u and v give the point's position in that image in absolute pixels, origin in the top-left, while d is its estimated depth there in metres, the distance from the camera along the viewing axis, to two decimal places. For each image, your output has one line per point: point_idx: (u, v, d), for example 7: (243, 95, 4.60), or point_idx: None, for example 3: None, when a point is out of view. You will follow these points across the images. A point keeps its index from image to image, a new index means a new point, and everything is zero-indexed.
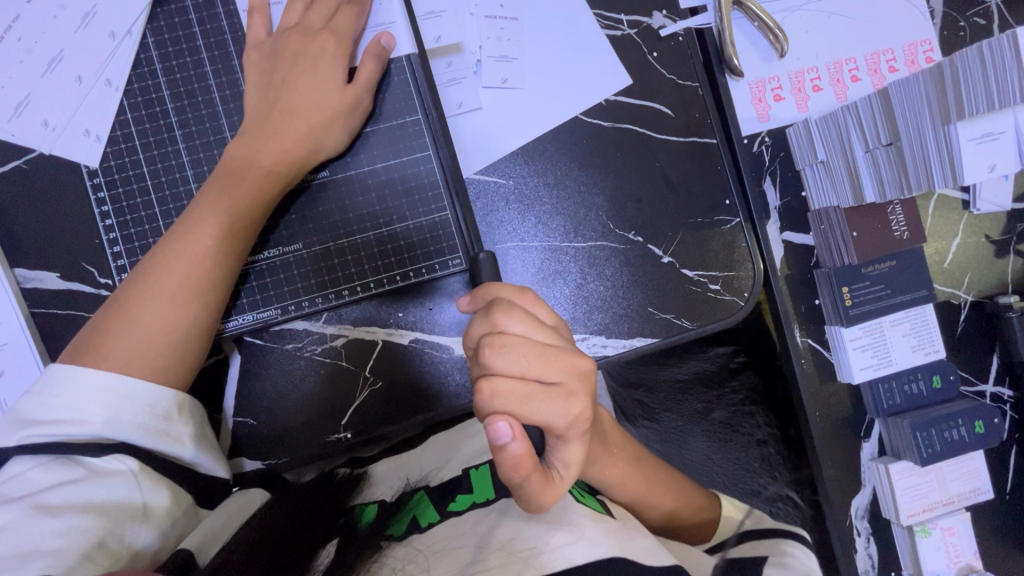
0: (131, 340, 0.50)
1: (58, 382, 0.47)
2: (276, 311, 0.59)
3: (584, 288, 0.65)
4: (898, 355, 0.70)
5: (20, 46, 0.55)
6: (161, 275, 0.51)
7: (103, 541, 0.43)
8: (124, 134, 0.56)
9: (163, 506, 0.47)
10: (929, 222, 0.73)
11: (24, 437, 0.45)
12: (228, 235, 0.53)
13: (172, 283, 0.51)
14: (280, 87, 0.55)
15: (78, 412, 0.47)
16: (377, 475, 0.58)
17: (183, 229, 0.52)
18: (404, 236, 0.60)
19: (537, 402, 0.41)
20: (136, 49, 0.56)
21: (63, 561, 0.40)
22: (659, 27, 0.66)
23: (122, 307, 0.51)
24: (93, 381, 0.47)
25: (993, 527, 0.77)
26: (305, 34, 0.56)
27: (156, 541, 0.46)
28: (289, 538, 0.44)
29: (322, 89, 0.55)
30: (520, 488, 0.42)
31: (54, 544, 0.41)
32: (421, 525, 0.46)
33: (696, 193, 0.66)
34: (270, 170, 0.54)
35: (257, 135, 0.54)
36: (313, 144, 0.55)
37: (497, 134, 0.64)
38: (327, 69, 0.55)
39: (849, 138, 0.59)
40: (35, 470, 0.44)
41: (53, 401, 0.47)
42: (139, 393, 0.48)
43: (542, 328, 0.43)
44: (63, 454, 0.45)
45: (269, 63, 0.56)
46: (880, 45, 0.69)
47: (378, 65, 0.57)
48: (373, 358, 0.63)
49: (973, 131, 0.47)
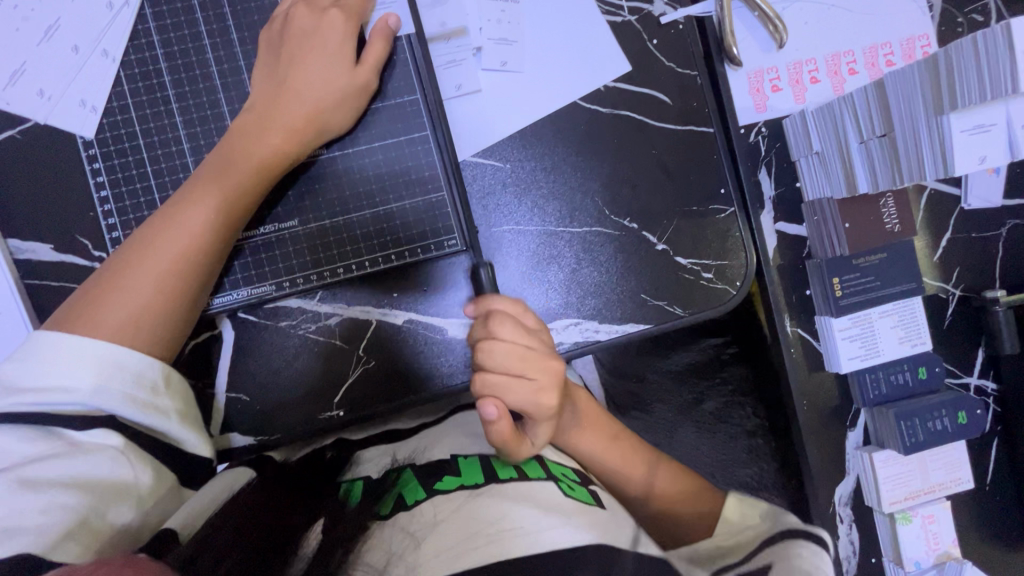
0: (124, 309, 0.49)
1: (44, 347, 0.46)
2: (271, 288, 0.59)
3: (578, 273, 0.65)
4: (886, 346, 0.72)
5: (16, 14, 0.55)
6: (159, 245, 0.51)
7: (86, 519, 0.42)
8: (120, 106, 0.56)
9: (147, 484, 0.47)
10: (921, 216, 0.74)
11: (10, 405, 0.44)
12: (228, 211, 0.53)
13: (172, 253, 0.51)
14: (288, 66, 0.55)
15: (64, 380, 0.46)
16: (362, 456, 0.57)
17: (184, 200, 0.52)
18: (400, 216, 0.61)
19: (515, 394, 0.47)
20: (134, 20, 0.56)
21: (45, 539, 0.39)
22: (659, 15, 0.66)
23: (117, 275, 0.50)
24: (83, 348, 0.47)
25: (974, 517, 0.79)
26: (313, 10, 0.55)
27: (138, 520, 0.46)
28: (281, 515, 0.43)
29: (331, 69, 0.55)
30: (501, 448, 0.51)
31: (35, 521, 0.39)
32: (408, 504, 0.45)
33: (693, 181, 0.66)
34: (278, 147, 0.54)
35: (263, 111, 0.54)
36: (318, 125, 0.55)
37: (496, 115, 0.64)
38: (335, 48, 0.55)
39: (845, 128, 0.59)
40: (16, 441, 0.43)
41: (39, 369, 0.46)
42: (129, 361, 0.48)
43: (528, 332, 0.48)
44: (45, 426, 0.45)
45: (273, 50, 0.56)
46: (879, 39, 0.70)
47: (386, 45, 0.57)
48: (367, 338, 0.63)
49: (965, 122, 0.47)
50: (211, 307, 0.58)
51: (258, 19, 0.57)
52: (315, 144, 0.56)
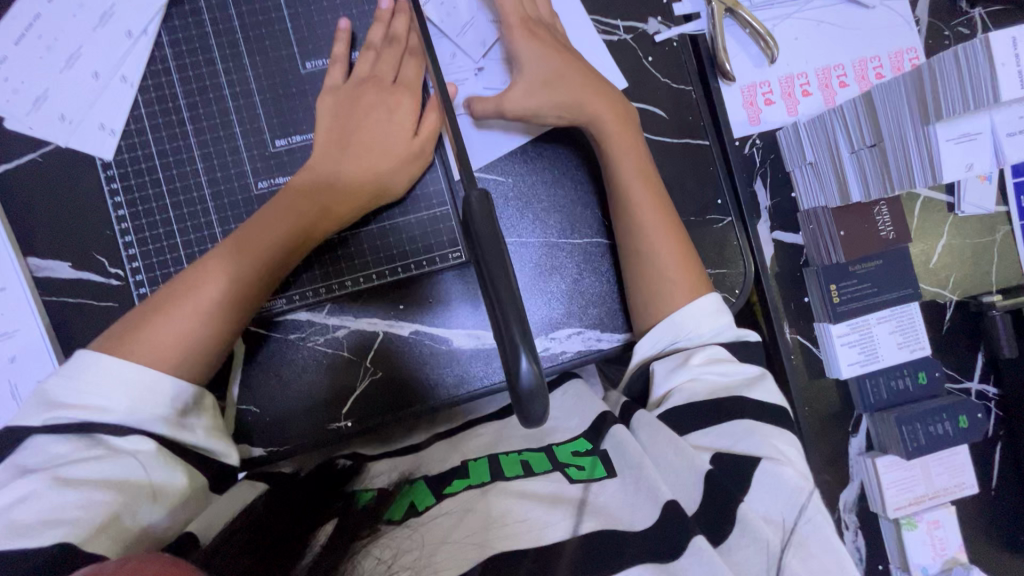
0: (161, 351, 0.49)
1: (84, 367, 0.46)
2: (281, 301, 0.61)
3: (579, 283, 0.67)
4: (885, 351, 0.72)
5: (39, 43, 0.58)
6: (204, 290, 0.52)
7: (117, 516, 0.43)
8: (137, 128, 0.58)
9: (179, 484, 0.47)
10: (915, 223, 0.75)
11: (48, 418, 0.45)
12: (272, 271, 0.55)
13: (225, 286, 0.52)
14: (352, 128, 0.59)
15: (100, 399, 0.46)
16: (374, 468, 0.58)
17: (235, 250, 0.54)
18: (406, 229, 0.63)
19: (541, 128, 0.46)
20: (151, 47, 0.58)
21: (80, 531, 0.41)
22: (653, 33, 0.68)
23: (158, 316, 0.50)
24: (123, 373, 0.47)
25: (980, 522, 0.79)
26: (379, 86, 0.60)
27: (165, 520, 0.47)
28: (287, 531, 0.44)
29: (391, 137, 0.59)
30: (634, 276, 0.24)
31: (72, 514, 0.41)
32: (418, 509, 0.47)
33: (690, 192, 0.68)
34: (325, 216, 0.57)
35: (318, 171, 0.58)
36: (369, 194, 0.59)
37: (497, 130, 0.66)
38: (399, 112, 0.60)
39: (836, 138, 0.61)
40: (57, 446, 0.44)
41: (78, 387, 0.46)
42: (167, 389, 0.48)
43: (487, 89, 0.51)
44: (83, 433, 0.45)
45: (344, 110, 0.59)
46: (868, 52, 0.72)
47: (436, 115, 0.61)
48: (374, 349, 0.64)
49: (951, 131, 0.49)
50: None
51: (268, 44, 0.60)
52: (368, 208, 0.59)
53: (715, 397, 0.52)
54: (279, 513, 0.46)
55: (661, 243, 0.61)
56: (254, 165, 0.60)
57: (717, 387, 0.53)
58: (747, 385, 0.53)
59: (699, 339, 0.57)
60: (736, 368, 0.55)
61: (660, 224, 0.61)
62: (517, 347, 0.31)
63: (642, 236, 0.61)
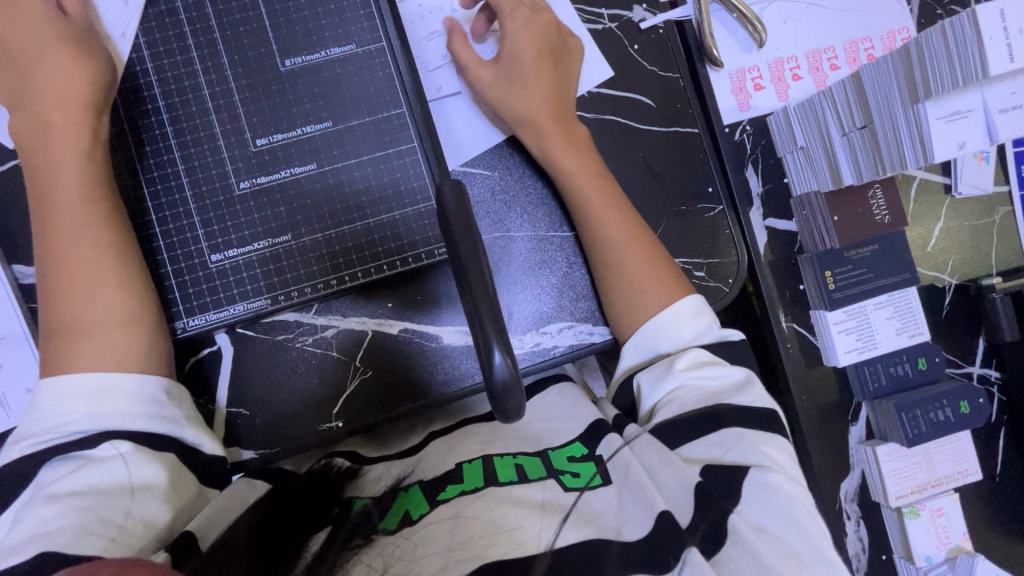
0: (85, 337, 0.50)
1: (45, 393, 0.47)
2: (266, 302, 0.60)
3: (570, 277, 0.66)
4: (883, 337, 0.71)
5: None
6: (72, 260, 0.52)
7: (105, 517, 0.43)
8: (116, 132, 0.58)
9: (161, 482, 0.47)
10: (911, 207, 0.74)
11: (26, 446, 0.46)
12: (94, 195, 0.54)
13: (87, 252, 0.52)
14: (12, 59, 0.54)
15: (64, 414, 0.47)
16: (371, 472, 0.57)
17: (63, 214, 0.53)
18: (391, 226, 0.62)
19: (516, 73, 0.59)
20: (130, 50, 0.58)
21: (65, 537, 0.40)
22: (639, 21, 0.67)
23: (64, 313, 0.51)
24: (74, 385, 0.47)
25: (986, 509, 0.77)
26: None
27: (165, 516, 0.46)
28: (281, 536, 0.43)
29: (35, 28, 0.55)
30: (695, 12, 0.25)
31: (57, 524, 0.41)
32: (412, 517, 0.46)
33: (681, 181, 0.67)
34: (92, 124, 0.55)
35: (30, 110, 0.54)
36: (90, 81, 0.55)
37: (478, 118, 0.65)
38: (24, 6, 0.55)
39: (826, 122, 0.60)
40: (42, 473, 0.45)
41: (43, 413, 0.47)
42: (118, 383, 0.48)
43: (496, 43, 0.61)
44: (59, 455, 0.46)
45: (8, 70, 0.54)
46: (859, 33, 0.70)
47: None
48: (363, 348, 0.64)
49: (942, 109, 0.48)
50: (211, 325, 0.59)
51: (248, 42, 0.59)
52: (103, 99, 0.56)
53: (704, 405, 0.52)
54: (271, 517, 0.45)
55: (621, 234, 0.60)
56: (235, 165, 0.59)
57: (706, 396, 0.53)
58: (736, 389, 0.53)
59: (682, 342, 0.57)
60: (723, 373, 0.54)
61: (619, 217, 0.60)
62: (492, 342, 0.31)
63: (606, 227, 0.60)
